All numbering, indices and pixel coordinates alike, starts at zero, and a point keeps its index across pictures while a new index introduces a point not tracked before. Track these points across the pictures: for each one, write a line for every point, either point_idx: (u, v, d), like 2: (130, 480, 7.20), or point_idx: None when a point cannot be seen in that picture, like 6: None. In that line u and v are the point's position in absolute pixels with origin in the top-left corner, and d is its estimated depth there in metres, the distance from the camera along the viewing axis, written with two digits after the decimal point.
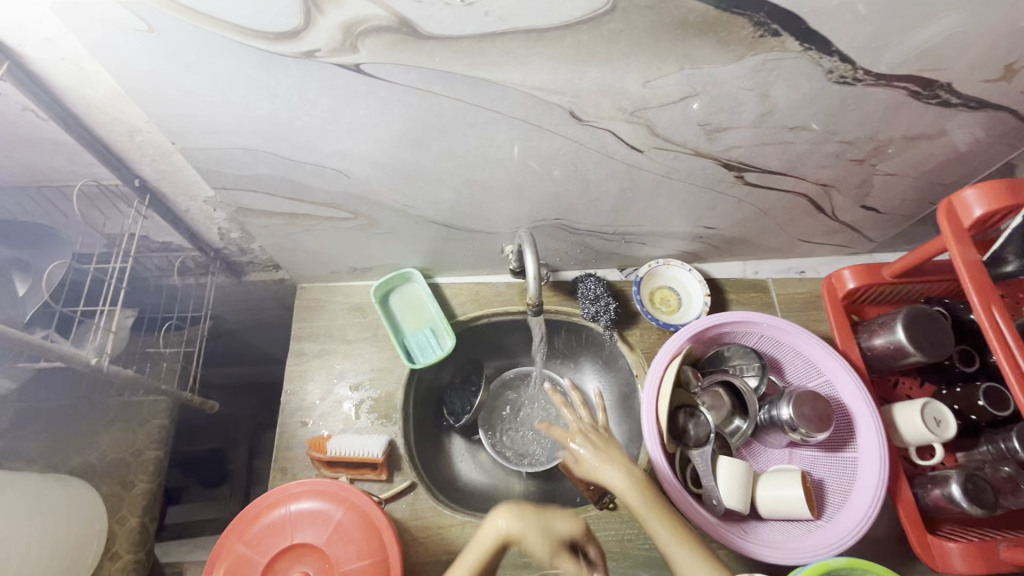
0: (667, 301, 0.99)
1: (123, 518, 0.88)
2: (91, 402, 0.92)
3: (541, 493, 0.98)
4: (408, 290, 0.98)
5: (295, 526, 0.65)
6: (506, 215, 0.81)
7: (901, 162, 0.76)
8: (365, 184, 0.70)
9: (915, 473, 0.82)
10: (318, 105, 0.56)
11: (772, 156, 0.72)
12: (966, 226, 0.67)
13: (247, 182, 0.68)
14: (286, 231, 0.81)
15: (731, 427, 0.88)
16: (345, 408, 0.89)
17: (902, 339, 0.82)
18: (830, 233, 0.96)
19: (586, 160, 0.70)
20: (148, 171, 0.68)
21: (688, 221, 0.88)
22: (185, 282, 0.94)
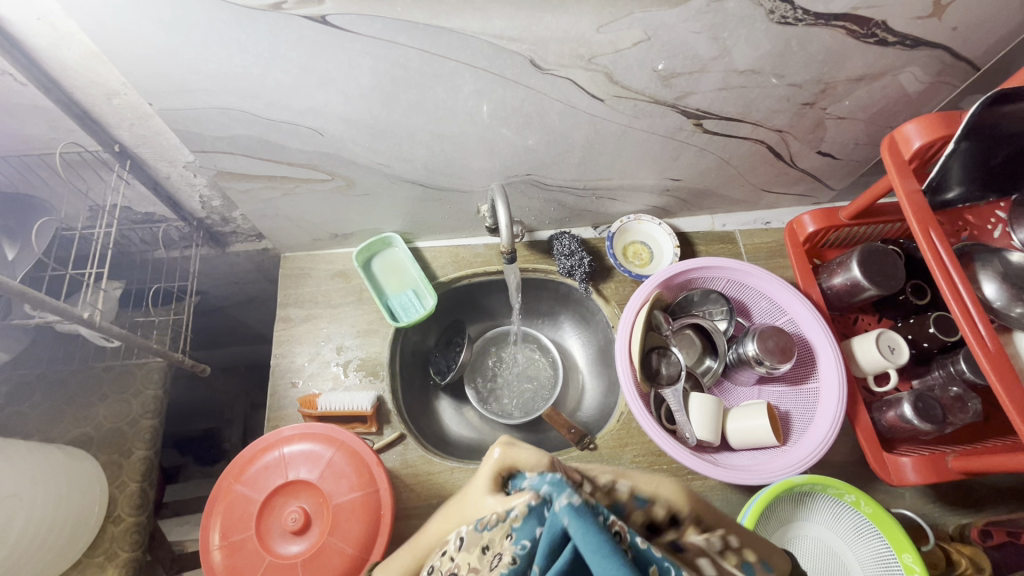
0: (640, 255, 1.03)
1: (123, 483, 0.90)
2: (84, 375, 0.95)
3: (527, 444, 1.02)
4: (389, 254, 1.01)
5: (289, 465, 0.69)
6: (478, 172, 0.84)
7: (849, 105, 0.80)
8: (340, 142, 0.73)
9: (873, 400, 0.88)
10: (289, 59, 0.58)
11: (727, 102, 0.75)
12: (907, 158, 0.71)
13: (225, 144, 0.70)
14: (267, 196, 0.83)
15: (703, 367, 0.95)
16: (333, 368, 0.93)
17: (857, 275, 0.87)
18: (791, 183, 1.01)
19: (551, 112, 0.73)
20: (127, 136, 0.70)
21: (654, 174, 0.92)
22: (171, 255, 0.96)
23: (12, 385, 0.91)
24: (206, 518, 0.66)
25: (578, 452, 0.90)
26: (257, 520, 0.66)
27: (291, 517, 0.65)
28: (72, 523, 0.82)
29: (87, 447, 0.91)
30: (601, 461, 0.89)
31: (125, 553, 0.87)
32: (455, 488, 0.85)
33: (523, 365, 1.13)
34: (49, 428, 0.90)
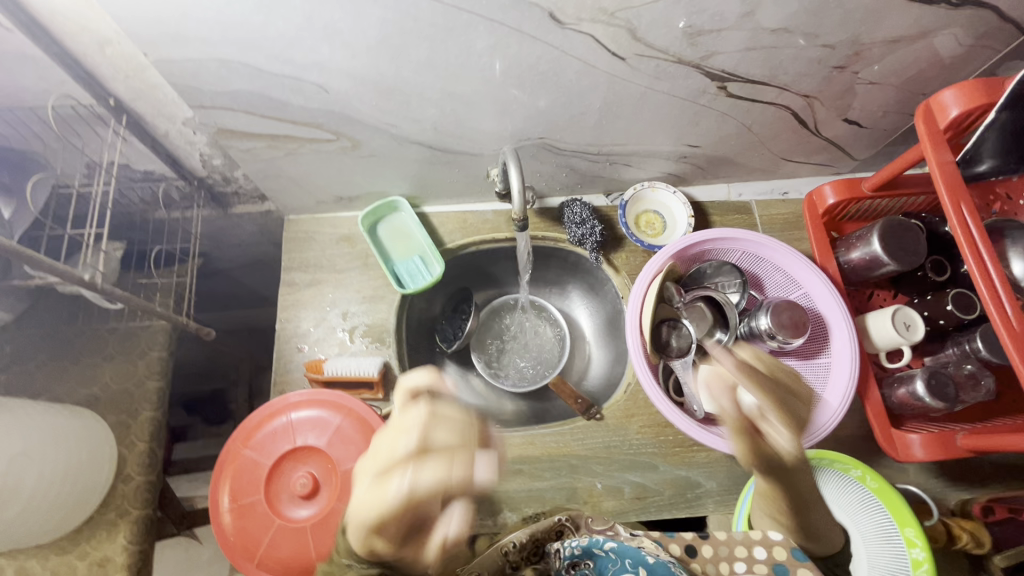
0: (653, 224, 1.00)
1: (132, 443, 0.91)
2: (87, 336, 0.94)
3: (532, 412, 1.02)
4: (395, 219, 0.98)
5: (297, 431, 0.69)
6: (489, 134, 0.81)
7: (883, 70, 0.76)
8: (345, 99, 0.69)
9: (884, 376, 0.87)
10: (292, 7, 0.54)
11: (754, 64, 0.71)
12: (942, 128, 0.68)
13: (225, 99, 0.67)
14: (269, 156, 0.80)
15: (713, 340, 0.91)
16: (339, 334, 0.92)
17: (877, 250, 0.85)
18: (813, 152, 0.97)
19: (568, 71, 0.69)
20: (122, 89, 0.67)
21: (672, 140, 0.88)
22: (172, 216, 0.93)
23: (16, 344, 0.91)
24: (214, 483, 0.67)
25: (584, 422, 0.89)
26: (267, 485, 0.66)
27: (300, 482, 0.65)
28: (83, 482, 0.83)
29: (95, 407, 0.91)
30: (607, 431, 0.89)
31: (136, 511, 0.88)
32: None
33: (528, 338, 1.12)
34: (55, 387, 0.90)
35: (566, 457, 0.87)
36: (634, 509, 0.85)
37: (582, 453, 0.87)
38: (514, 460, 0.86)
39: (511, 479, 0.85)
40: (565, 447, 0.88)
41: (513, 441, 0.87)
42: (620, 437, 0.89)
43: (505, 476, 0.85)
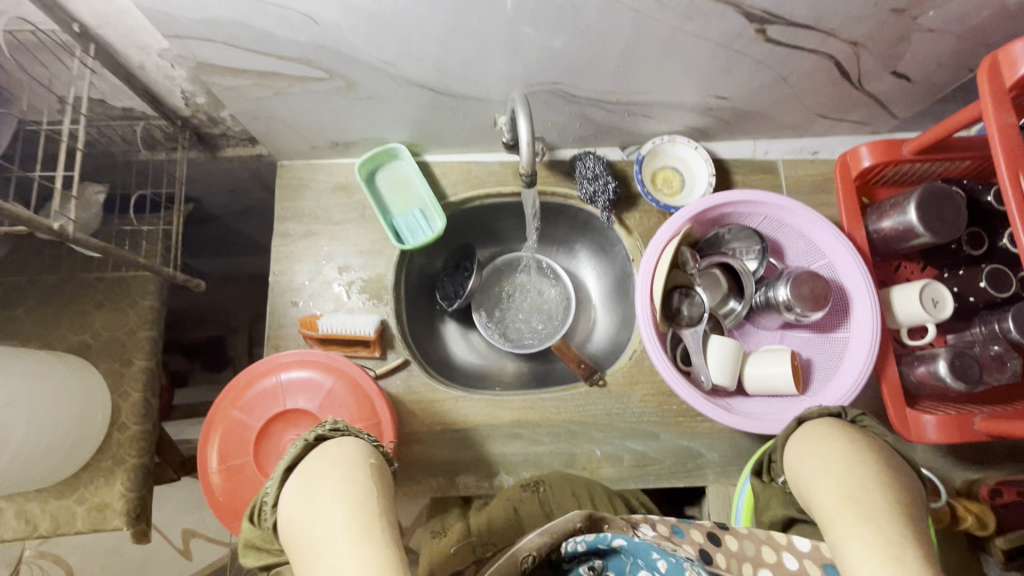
0: (670, 182, 0.94)
1: (126, 392, 0.89)
2: (73, 282, 0.90)
3: (534, 374, 1.00)
4: (395, 168, 0.92)
5: (287, 393, 0.66)
6: (497, 77, 0.73)
7: (946, 14, 0.67)
8: (337, 32, 0.62)
9: (903, 353, 0.83)
10: None
11: (800, 3, 0.63)
12: (1008, 88, 0.60)
13: (202, 27, 0.59)
14: (257, 94, 0.73)
15: (725, 308, 0.88)
16: (335, 289, 0.88)
17: (913, 220, 0.78)
18: (852, 108, 0.88)
19: (588, 6, 0.61)
20: (86, 13, 0.59)
21: (698, 90, 0.80)
22: (155, 157, 0.87)
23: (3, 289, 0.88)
24: (203, 440, 0.65)
25: (586, 388, 0.87)
26: (256, 446, 0.65)
27: None
28: (77, 428, 0.83)
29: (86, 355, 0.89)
30: (610, 398, 0.86)
31: (132, 459, 0.88)
32: (458, 417, 0.84)
33: (535, 296, 1.07)
34: (45, 334, 0.88)
35: (565, 423, 0.85)
36: (632, 477, 0.83)
37: (582, 419, 0.85)
38: (513, 424, 0.84)
39: (509, 442, 0.84)
40: (565, 413, 0.85)
41: (512, 405, 0.85)
42: (622, 405, 0.86)
43: (502, 439, 0.84)
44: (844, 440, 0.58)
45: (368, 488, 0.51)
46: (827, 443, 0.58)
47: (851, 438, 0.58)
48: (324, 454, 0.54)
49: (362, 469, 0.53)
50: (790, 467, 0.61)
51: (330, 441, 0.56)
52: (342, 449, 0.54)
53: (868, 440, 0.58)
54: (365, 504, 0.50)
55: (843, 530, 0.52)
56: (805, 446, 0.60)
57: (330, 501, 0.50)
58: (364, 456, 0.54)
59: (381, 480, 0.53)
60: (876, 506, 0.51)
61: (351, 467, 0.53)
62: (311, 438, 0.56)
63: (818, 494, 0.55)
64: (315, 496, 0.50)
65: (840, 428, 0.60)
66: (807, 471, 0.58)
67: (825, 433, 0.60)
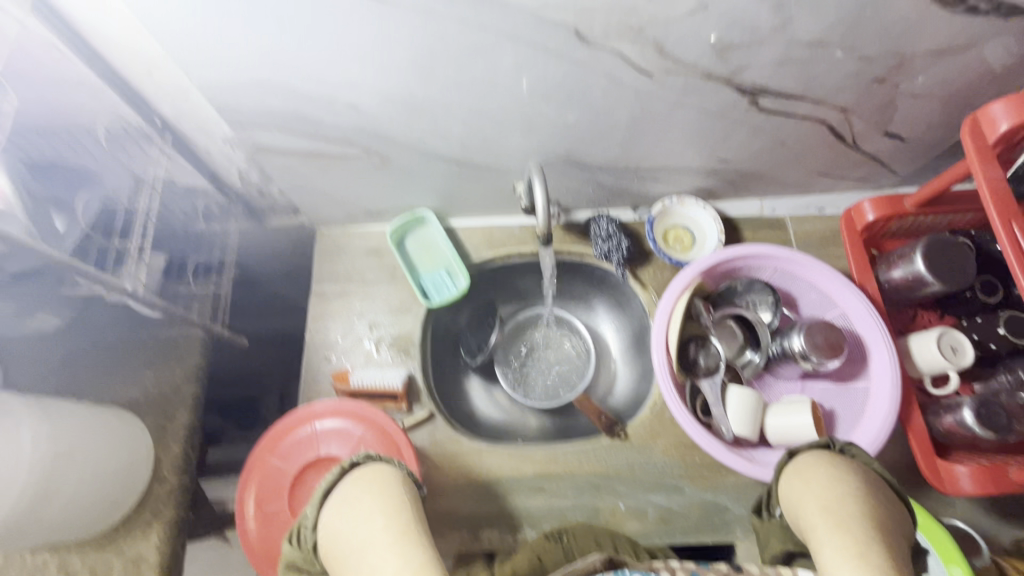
0: (681, 240, 0.99)
1: (168, 445, 0.95)
2: (129, 341, 0.98)
3: (556, 428, 1.01)
4: (424, 233, 0.99)
5: (321, 442, 0.70)
6: (516, 150, 0.81)
7: (927, 81, 0.73)
8: (375, 117, 0.71)
9: (928, 402, 0.83)
10: (326, 31, 0.56)
11: (787, 77, 0.70)
12: (991, 143, 0.65)
13: (262, 117, 0.69)
14: (303, 171, 0.83)
15: (743, 359, 0.88)
16: (366, 344, 0.94)
17: (922, 270, 0.81)
18: (851, 166, 0.93)
19: (594, 88, 0.69)
20: (167, 109, 0.70)
21: (701, 154, 0.87)
22: (210, 228, 0.97)
23: None
24: (240, 492, 0.68)
25: (608, 440, 0.88)
26: (290, 493, 0.68)
27: None
28: (126, 477, 0.88)
29: (135, 410, 0.95)
30: (632, 450, 0.87)
31: (170, 513, 0.92)
32: (482, 470, 0.85)
33: (551, 357, 1.10)
34: (100, 390, 0.95)
35: (588, 476, 0.85)
36: (658, 532, 0.82)
37: (605, 472, 0.86)
38: (536, 476, 0.85)
39: (532, 496, 0.84)
40: (588, 466, 0.86)
41: (534, 458, 0.86)
42: (644, 457, 0.87)
43: (526, 492, 0.84)
44: (827, 464, 0.60)
45: (400, 501, 0.56)
46: (809, 465, 0.60)
47: (834, 463, 0.60)
48: (363, 475, 0.59)
49: (395, 487, 0.57)
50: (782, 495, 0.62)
51: (365, 465, 0.60)
52: (377, 470, 0.59)
53: (857, 469, 0.59)
54: (399, 514, 0.54)
55: (819, 536, 0.53)
56: (790, 471, 0.62)
57: (368, 513, 0.54)
58: (396, 476, 0.59)
59: (413, 498, 0.58)
60: (850, 517, 0.53)
61: (386, 485, 0.57)
62: (347, 464, 0.61)
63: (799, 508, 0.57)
64: (353, 510, 0.55)
65: (831, 458, 0.61)
66: (793, 492, 0.60)
67: (812, 461, 0.61)
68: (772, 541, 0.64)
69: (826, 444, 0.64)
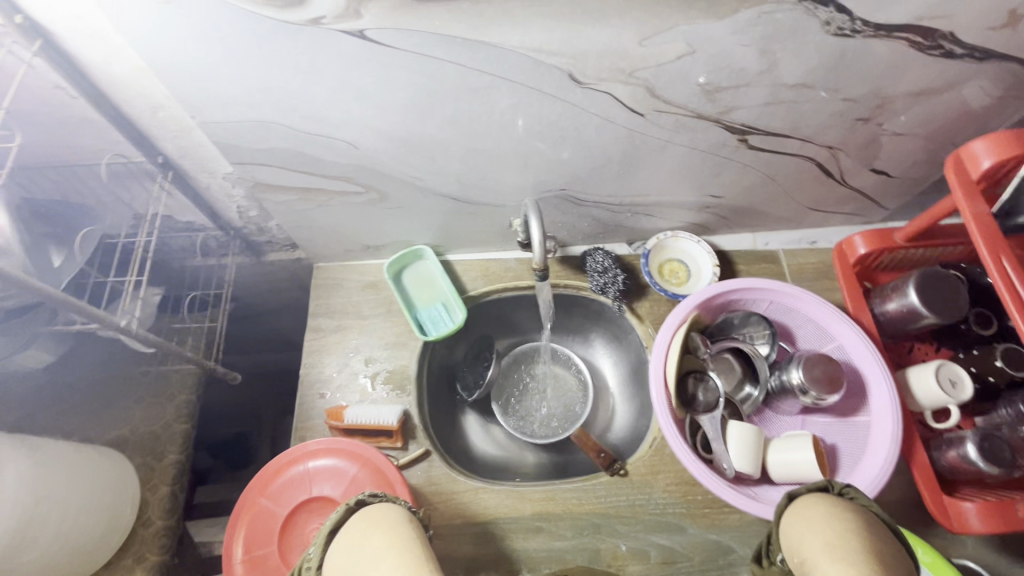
0: (676, 273, 0.99)
1: (155, 485, 0.93)
2: (121, 378, 0.98)
3: (554, 465, 0.99)
4: (420, 267, 1.00)
5: (314, 480, 0.68)
6: (512, 186, 0.83)
7: (909, 120, 0.75)
8: (374, 155, 0.72)
9: (931, 437, 0.82)
10: (328, 73, 0.58)
11: (775, 117, 0.72)
12: (975, 179, 0.67)
13: (262, 155, 0.71)
14: (302, 207, 0.84)
15: (742, 394, 0.89)
16: (361, 380, 0.93)
17: (915, 302, 0.81)
18: (841, 201, 0.95)
19: (588, 126, 0.71)
20: (170, 148, 0.72)
21: (693, 190, 0.89)
22: (207, 262, 0.98)
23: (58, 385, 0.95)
24: (229, 531, 0.66)
25: (607, 478, 0.86)
26: (281, 535, 0.66)
27: None
28: (109, 520, 0.84)
29: (122, 449, 0.93)
30: (633, 489, 0.85)
31: (155, 556, 0.89)
32: (478, 509, 0.83)
33: (548, 411, 1.07)
34: (87, 428, 0.93)
35: (587, 515, 0.83)
36: (660, 575, 0.79)
37: (605, 511, 0.83)
38: (534, 516, 0.83)
39: (530, 537, 0.82)
40: (587, 504, 0.84)
41: (532, 496, 0.84)
42: (645, 495, 0.85)
43: (524, 533, 0.82)
44: (823, 501, 0.58)
45: (409, 539, 0.53)
46: (807, 502, 0.59)
47: (830, 501, 0.58)
48: (371, 514, 0.56)
49: (403, 525, 0.55)
50: (783, 538, 0.59)
51: (371, 504, 0.58)
52: (384, 507, 0.56)
53: (854, 506, 0.57)
54: (410, 551, 0.52)
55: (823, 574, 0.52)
56: (789, 511, 0.60)
57: (378, 551, 0.51)
58: (403, 514, 0.56)
59: (422, 537, 0.54)
60: (851, 551, 0.52)
61: (393, 522, 0.55)
62: (353, 502, 0.58)
63: (801, 548, 0.56)
64: (360, 548, 0.52)
65: (829, 497, 0.59)
66: (794, 532, 0.58)
67: (810, 499, 0.59)
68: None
69: (824, 486, 0.62)
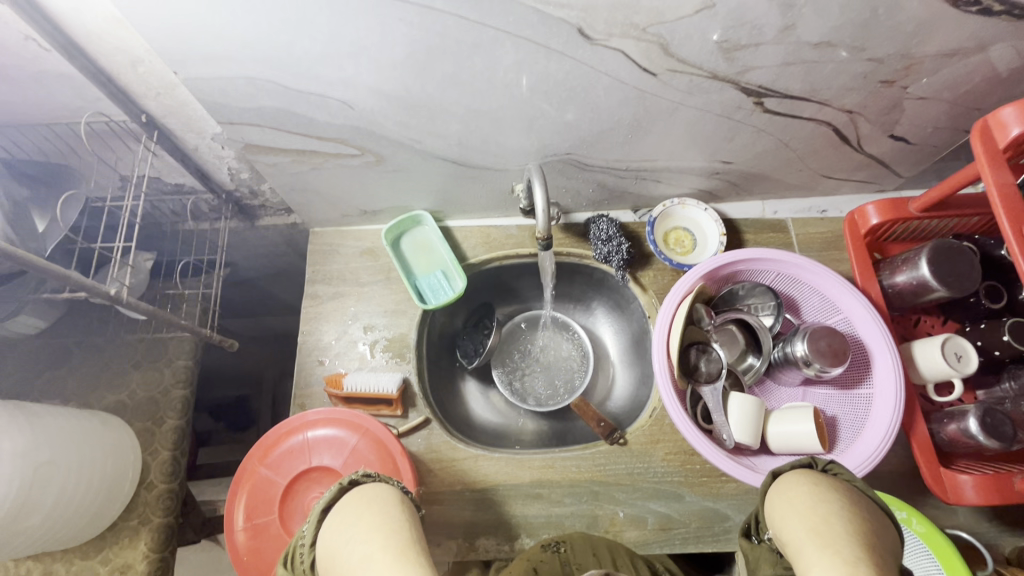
0: (682, 242, 0.97)
1: (156, 450, 0.92)
2: (117, 343, 0.96)
3: (554, 432, 1.00)
4: (419, 233, 0.98)
5: (313, 451, 0.68)
6: (515, 150, 0.79)
7: (935, 83, 0.71)
8: (370, 116, 0.69)
9: (932, 410, 0.81)
10: (319, 26, 0.54)
11: (794, 78, 0.68)
12: (1002, 148, 0.63)
13: (252, 115, 0.67)
14: (296, 169, 0.80)
15: (744, 364, 0.90)
16: (360, 348, 0.91)
17: (926, 274, 0.79)
18: (855, 168, 0.92)
19: (597, 86, 0.67)
20: (154, 106, 0.67)
21: (703, 155, 0.85)
22: (200, 227, 0.96)
23: (53, 349, 0.94)
24: (230, 499, 0.66)
25: (607, 446, 0.86)
26: (281, 503, 0.66)
27: None
28: (110, 485, 0.84)
29: (121, 414, 0.93)
30: (632, 457, 0.85)
31: (158, 518, 0.89)
32: (478, 476, 0.84)
33: (552, 379, 1.06)
34: (85, 394, 0.93)
35: (587, 482, 0.84)
36: (657, 540, 0.81)
37: (604, 479, 0.84)
38: (534, 483, 0.84)
39: (530, 503, 0.83)
40: (586, 472, 0.84)
41: (532, 464, 0.85)
42: (644, 464, 0.85)
43: (524, 500, 0.83)
44: (807, 481, 0.58)
45: (400, 520, 0.53)
46: (790, 483, 0.58)
47: (815, 480, 0.58)
48: (364, 493, 0.56)
49: (394, 506, 0.55)
50: (765, 517, 0.59)
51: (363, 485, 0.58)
52: (375, 489, 0.57)
53: (839, 486, 0.57)
54: (400, 535, 0.52)
55: (806, 555, 0.51)
56: (771, 492, 0.60)
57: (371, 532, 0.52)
58: (395, 495, 0.57)
59: (412, 518, 0.55)
60: (835, 534, 0.51)
61: (384, 504, 0.55)
62: (347, 482, 0.58)
63: (781, 526, 0.56)
64: (350, 528, 0.52)
65: (812, 476, 0.59)
66: (776, 511, 0.57)
67: (792, 479, 0.59)
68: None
69: (807, 463, 0.63)
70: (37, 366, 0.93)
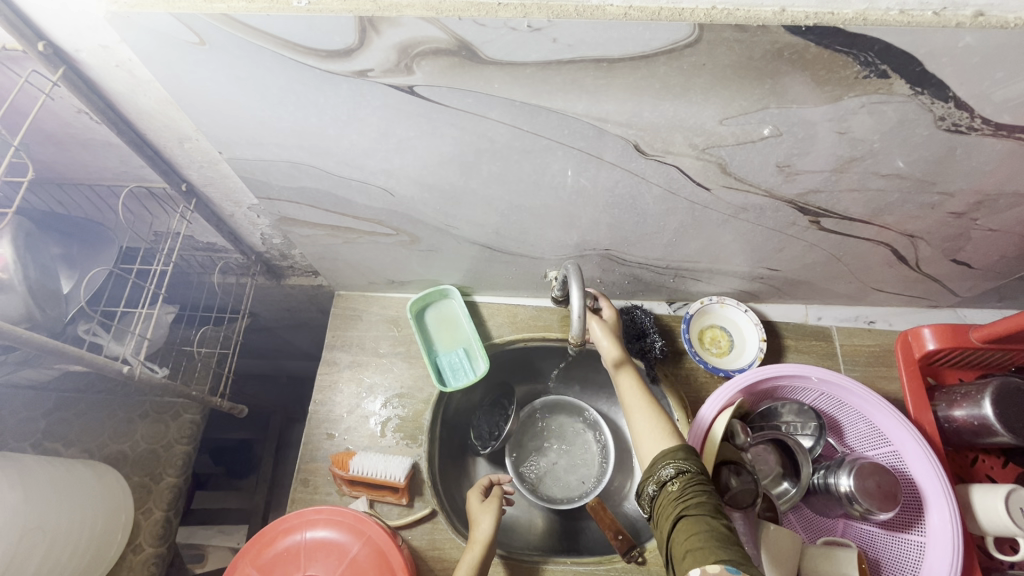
0: (718, 342, 0.92)
1: (149, 510, 0.88)
2: (128, 391, 0.95)
3: (562, 531, 0.93)
4: (444, 307, 0.95)
5: (309, 556, 0.64)
6: (553, 242, 0.76)
7: (1006, 219, 0.67)
8: (409, 203, 0.67)
9: (992, 567, 0.74)
10: (368, 123, 0.53)
11: (854, 203, 0.64)
12: None
13: (291, 193, 0.65)
14: (328, 242, 0.79)
15: (778, 489, 0.80)
16: (371, 424, 0.87)
17: (990, 415, 0.73)
18: (909, 285, 0.87)
19: (645, 195, 0.64)
20: (195, 176, 0.67)
21: (749, 261, 0.81)
22: (225, 282, 0.95)
23: (61, 393, 0.92)
24: None
25: (622, 564, 0.79)
26: None
27: None
28: (97, 548, 0.80)
29: (120, 466, 0.90)
30: None
31: None
32: None
33: (557, 476, 0.98)
34: (86, 441, 0.90)
35: None
36: None
37: None
38: None
39: None
40: None
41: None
42: None
43: None
44: (672, 451, 0.61)
45: None
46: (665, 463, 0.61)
47: (672, 453, 0.61)
48: None
49: None
50: (659, 484, 0.59)
51: None
52: None
53: (676, 462, 0.59)
54: None
55: (639, 425, 0.69)
56: (667, 487, 0.58)
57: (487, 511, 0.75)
58: None
59: None
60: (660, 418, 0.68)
61: None
62: None
63: (647, 441, 0.66)
64: None
65: (675, 471, 0.59)
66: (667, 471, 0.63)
67: (681, 482, 0.57)
68: (697, 549, 0.50)
69: (688, 471, 0.58)
70: (44, 406, 0.91)
